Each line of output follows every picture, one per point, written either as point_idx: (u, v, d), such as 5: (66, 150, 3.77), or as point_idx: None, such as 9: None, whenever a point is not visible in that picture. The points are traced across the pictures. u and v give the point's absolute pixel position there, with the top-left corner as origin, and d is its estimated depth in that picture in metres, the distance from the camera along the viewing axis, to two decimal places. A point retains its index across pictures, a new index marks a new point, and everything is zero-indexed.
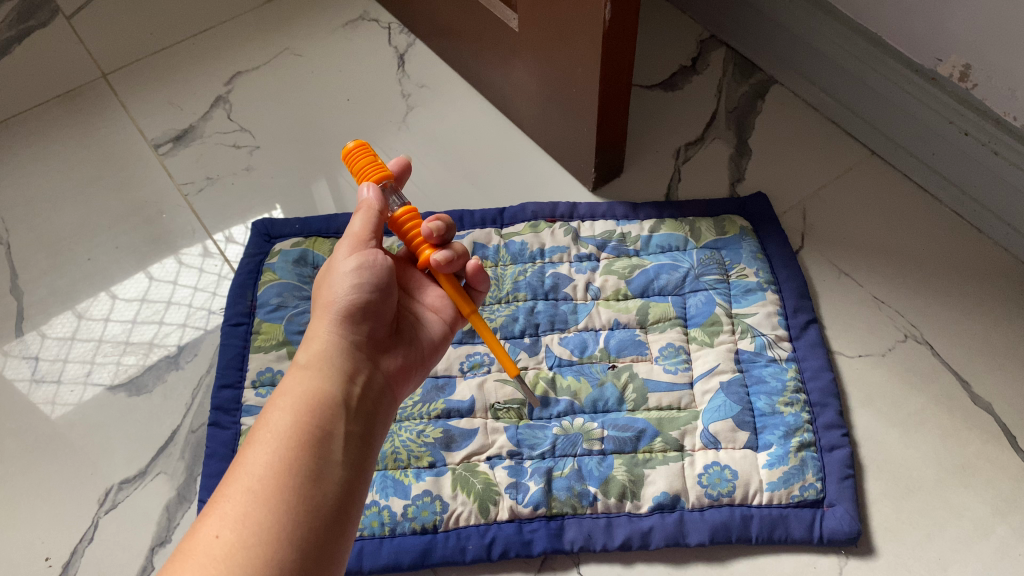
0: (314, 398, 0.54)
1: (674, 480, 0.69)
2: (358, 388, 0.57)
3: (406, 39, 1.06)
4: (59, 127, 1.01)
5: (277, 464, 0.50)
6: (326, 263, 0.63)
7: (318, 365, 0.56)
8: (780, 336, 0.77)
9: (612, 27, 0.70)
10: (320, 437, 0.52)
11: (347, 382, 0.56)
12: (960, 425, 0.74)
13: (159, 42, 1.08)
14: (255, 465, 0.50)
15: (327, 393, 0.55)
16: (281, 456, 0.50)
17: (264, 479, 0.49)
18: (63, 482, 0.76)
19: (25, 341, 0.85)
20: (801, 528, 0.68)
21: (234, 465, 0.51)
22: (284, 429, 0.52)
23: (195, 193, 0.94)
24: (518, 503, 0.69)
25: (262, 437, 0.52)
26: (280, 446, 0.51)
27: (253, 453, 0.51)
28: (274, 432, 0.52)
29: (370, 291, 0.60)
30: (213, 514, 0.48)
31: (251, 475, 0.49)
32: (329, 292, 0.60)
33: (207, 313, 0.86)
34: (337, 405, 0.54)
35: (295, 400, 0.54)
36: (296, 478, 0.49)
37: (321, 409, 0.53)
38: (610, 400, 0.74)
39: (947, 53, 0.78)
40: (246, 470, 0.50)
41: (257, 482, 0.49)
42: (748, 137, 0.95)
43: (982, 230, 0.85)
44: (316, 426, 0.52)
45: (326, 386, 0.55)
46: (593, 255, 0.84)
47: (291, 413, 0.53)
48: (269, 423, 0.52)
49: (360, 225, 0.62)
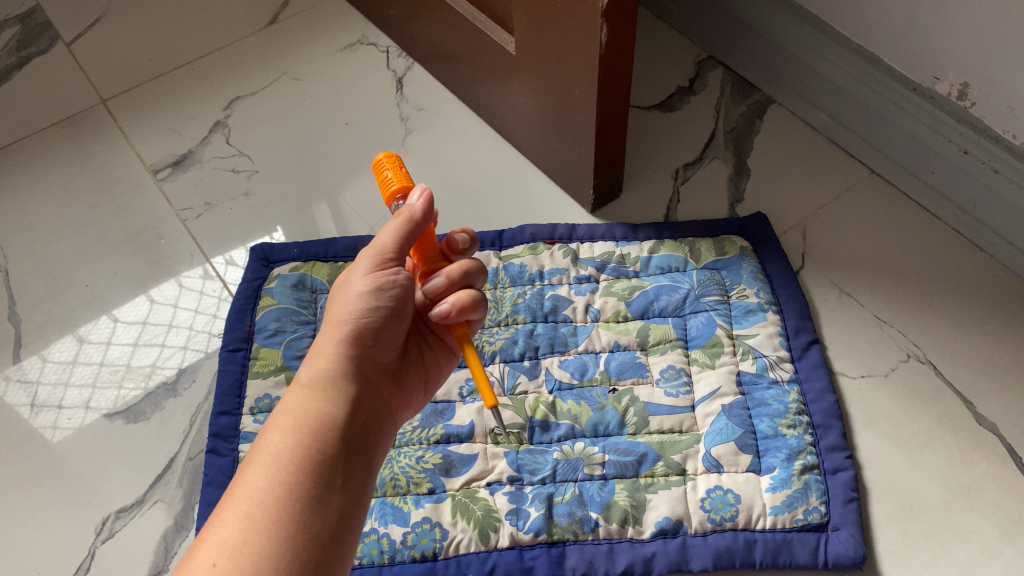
0: (316, 420, 0.53)
1: (677, 505, 0.69)
2: (361, 410, 0.56)
3: (405, 62, 1.07)
4: (57, 152, 1.01)
5: (277, 489, 0.49)
6: (343, 276, 0.62)
7: (321, 386, 0.56)
8: (782, 358, 0.76)
9: (609, 49, 0.69)
10: (321, 460, 0.51)
11: (351, 405, 0.56)
12: (965, 446, 0.73)
13: (157, 68, 1.08)
14: (253, 489, 0.49)
15: (330, 415, 0.54)
16: (281, 480, 0.50)
17: (263, 504, 0.48)
18: (59, 511, 0.75)
19: (23, 367, 0.84)
20: (806, 552, 0.67)
21: (231, 488, 0.50)
22: (285, 452, 0.51)
23: (194, 219, 0.94)
24: (519, 529, 0.68)
25: (262, 459, 0.51)
26: (280, 470, 0.50)
27: (252, 477, 0.50)
28: (275, 455, 0.51)
29: (381, 314, 0.59)
30: (209, 538, 0.47)
31: (250, 499, 0.49)
32: (339, 309, 0.59)
33: (206, 337, 0.85)
34: (339, 428, 0.54)
35: (296, 421, 0.53)
36: (296, 504, 0.49)
37: (322, 433, 0.53)
38: (611, 423, 0.74)
39: (944, 72, 0.78)
40: (245, 494, 0.49)
41: (255, 507, 0.48)
42: (746, 157, 0.94)
43: (983, 249, 0.85)
44: (318, 450, 0.52)
45: (329, 407, 0.54)
46: (592, 277, 0.83)
47: (294, 435, 0.52)
48: (269, 445, 0.52)
49: (389, 238, 0.59)
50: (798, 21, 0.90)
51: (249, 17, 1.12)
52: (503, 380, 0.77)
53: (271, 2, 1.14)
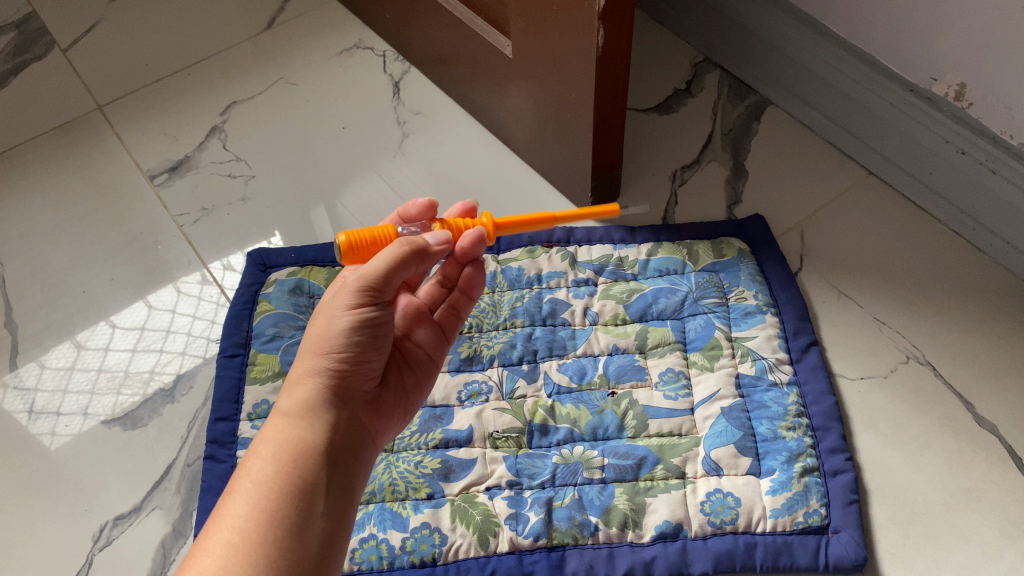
0: (296, 448, 0.53)
1: (677, 508, 0.68)
2: (341, 437, 0.55)
3: (401, 66, 1.07)
4: (54, 159, 1.01)
5: (257, 518, 0.49)
6: (321, 304, 0.59)
7: (301, 414, 0.54)
8: (781, 360, 0.76)
9: (607, 52, 0.69)
10: (302, 487, 0.51)
11: (331, 433, 0.55)
12: (965, 447, 0.73)
13: (153, 73, 1.08)
14: (234, 516, 0.49)
15: (310, 443, 0.53)
16: (262, 507, 0.49)
17: (244, 531, 0.48)
18: (56, 519, 0.75)
19: (20, 374, 0.84)
20: (807, 555, 0.66)
21: (214, 515, 0.50)
22: (266, 480, 0.51)
23: (191, 224, 0.94)
24: (519, 534, 0.68)
25: (243, 486, 0.51)
26: (261, 496, 0.50)
27: (234, 504, 0.50)
28: (256, 482, 0.51)
29: (362, 345, 0.57)
30: (191, 567, 0.47)
31: (231, 526, 0.48)
32: (317, 336, 0.56)
33: (205, 342, 0.85)
34: (319, 454, 0.53)
35: (277, 449, 0.53)
36: (277, 531, 0.48)
37: (302, 460, 0.52)
38: (610, 427, 0.73)
39: (942, 73, 0.78)
40: (226, 522, 0.49)
41: (237, 534, 0.48)
42: (744, 159, 0.94)
43: (981, 249, 0.85)
44: (299, 478, 0.51)
45: (308, 436, 0.53)
46: (590, 280, 0.83)
47: (273, 463, 0.52)
48: (250, 472, 0.51)
49: (380, 268, 0.55)
50: (795, 23, 0.89)
51: (246, 22, 1.12)
52: (502, 384, 0.77)
53: (268, 7, 1.14)
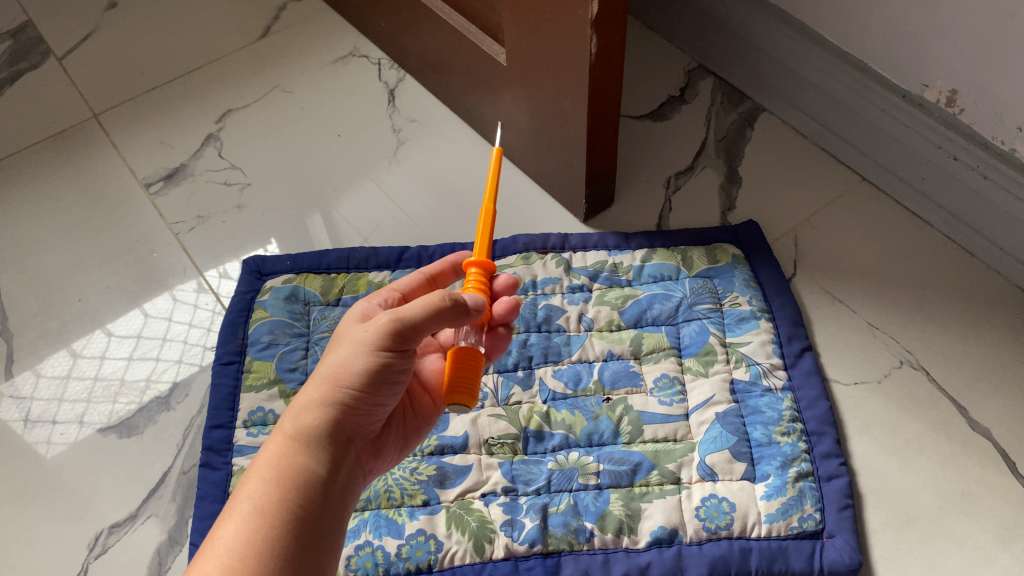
0: (301, 478, 0.52)
1: (672, 514, 0.69)
2: (341, 473, 0.55)
3: (396, 74, 1.07)
4: (49, 167, 1.01)
5: (257, 545, 0.49)
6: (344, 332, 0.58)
7: (306, 440, 0.54)
8: (775, 365, 0.77)
9: (599, 60, 0.70)
10: (303, 518, 0.51)
11: (333, 466, 0.55)
12: (959, 452, 0.73)
13: (149, 82, 1.08)
14: (233, 541, 0.49)
15: (315, 475, 0.53)
16: (262, 534, 0.49)
17: (242, 560, 0.48)
18: (52, 528, 0.75)
19: (16, 382, 0.84)
20: (802, 560, 0.66)
21: (209, 537, 0.50)
22: (268, 506, 0.51)
23: (186, 232, 0.94)
24: (514, 540, 0.68)
25: (242, 510, 0.51)
26: (262, 523, 0.50)
27: (233, 528, 0.50)
28: (257, 507, 0.51)
29: (377, 386, 0.56)
30: None
31: (228, 552, 0.48)
32: (338, 365, 0.55)
33: (201, 350, 0.85)
34: (322, 487, 0.53)
35: (280, 474, 0.52)
36: (275, 562, 0.49)
37: (306, 490, 0.52)
38: (605, 433, 0.74)
39: (932, 79, 0.79)
40: (223, 547, 0.49)
41: (235, 561, 0.48)
42: (737, 165, 0.95)
43: (974, 254, 0.85)
44: (299, 508, 0.51)
45: (315, 467, 0.53)
46: (585, 286, 0.84)
47: (276, 488, 0.52)
48: (251, 495, 0.51)
49: (415, 316, 0.54)
50: (788, 30, 0.90)
51: (241, 30, 1.13)
52: (497, 390, 0.77)
53: (263, 15, 1.14)
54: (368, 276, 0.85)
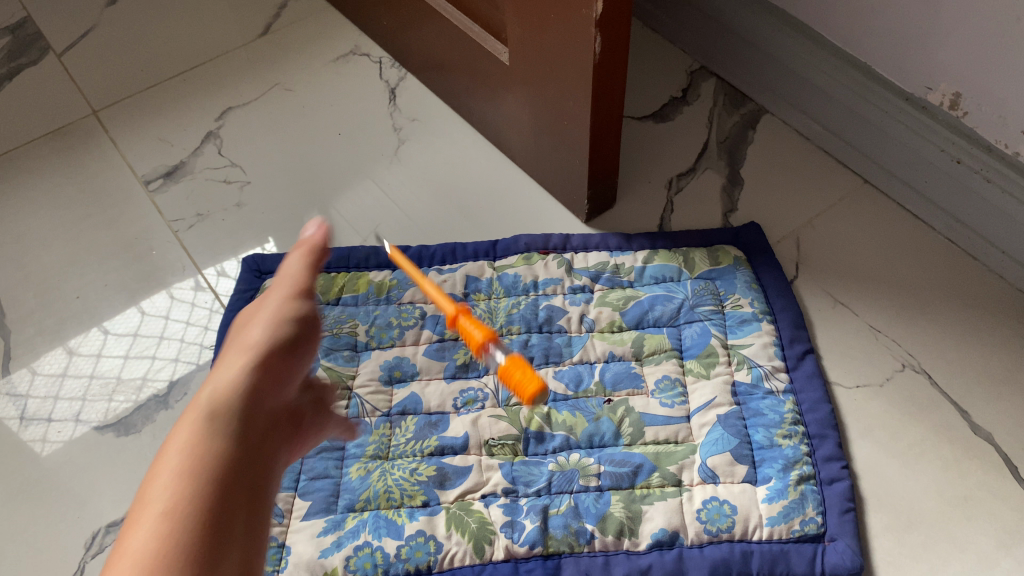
0: (256, 380, 0.46)
1: (673, 516, 0.68)
2: (292, 382, 0.49)
3: (398, 72, 1.07)
4: (48, 164, 1.00)
5: (206, 462, 0.39)
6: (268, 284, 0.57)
7: (256, 343, 0.48)
8: (777, 367, 0.76)
9: (602, 60, 0.70)
10: (262, 420, 0.44)
11: (287, 375, 0.48)
12: (960, 456, 0.73)
13: (149, 79, 1.08)
14: (187, 442, 0.40)
15: (269, 380, 0.46)
16: (221, 430, 0.41)
17: (204, 456, 0.39)
18: (48, 526, 0.74)
19: (13, 380, 0.83)
20: (804, 563, 0.66)
21: (158, 456, 0.40)
22: (221, 407, 0.42)
23: (186, 229, 0.93)
24: (514, 542, 0.68)
25: (188, 413, 0.42)
26: (221, 422, 0.42)
27: (180, 432, 0.41)
28: (207, 407, 0.42)
29: (313, 298, 0.54)
30: (139, 522, 0.37)
31: (182, 454, 0.39)
32: (274, 286, 0.54)
33: (198, 348, 0.84)
34: (277, 393, 0.47)
35: (235, 377, 0.45)
36: (235, 458, 0.40)
37: (263, 393, 0.45)
38: (606, 434, 0.73)
39: (936, 82, 0.79)
40: (175, 450, 0.40)
41: (195, 457, 0.39)
42: (739, 167, 0.94)
43: (977, 258, 0.85)
44: (258, 411, 0.44)
45: (267, 371, 0.47)
46: (586, 287, 0.83)
47: (231, 390, 0.44)
48: (199, 402, 0.43)
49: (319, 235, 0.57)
50: (792, 33, 0.90)
51: (241, 28, 1.12)
52: (497, 391, 0.77)
53: (264, 13, 1.14)
54: (368, 276, 0.85)
